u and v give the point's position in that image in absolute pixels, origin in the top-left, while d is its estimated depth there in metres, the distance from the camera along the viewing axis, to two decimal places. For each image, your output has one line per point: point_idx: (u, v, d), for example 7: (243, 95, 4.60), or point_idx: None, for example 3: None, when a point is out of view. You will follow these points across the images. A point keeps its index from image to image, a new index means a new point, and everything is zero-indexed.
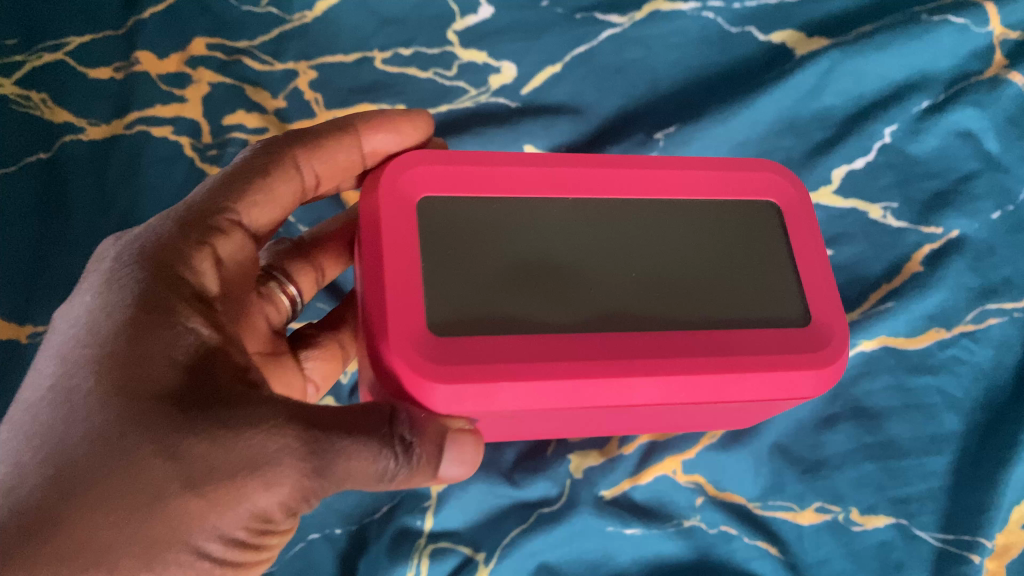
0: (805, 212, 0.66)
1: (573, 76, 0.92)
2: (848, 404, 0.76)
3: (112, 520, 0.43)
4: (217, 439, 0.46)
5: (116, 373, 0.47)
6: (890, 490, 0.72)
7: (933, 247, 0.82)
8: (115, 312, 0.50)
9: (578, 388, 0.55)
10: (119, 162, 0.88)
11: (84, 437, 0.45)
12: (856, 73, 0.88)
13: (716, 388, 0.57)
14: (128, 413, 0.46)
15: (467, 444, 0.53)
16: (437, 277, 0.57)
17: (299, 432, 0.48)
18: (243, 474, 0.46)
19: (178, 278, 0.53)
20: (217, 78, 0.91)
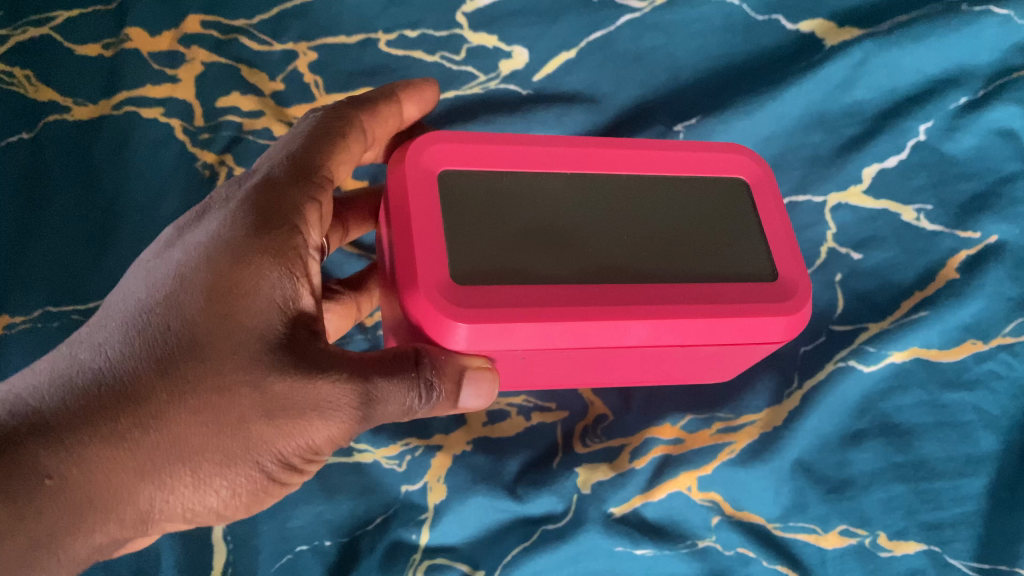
0: (772, 186, 0.65)
1: (588, 64, 0.86)
2: (876, 420, 0.71)
3: (200, 429, 0.52)
4: (298, 383, 0.52)
5: (221, 306, 0.53)
6: (922, 514, 0.67)
7: (970, 253, 0.76)
8: (227, 247, 0.54)
9: (584, 331, 0.56)
10: (106, 144, 0.83)
11: (191, 354, 0.52)
12: (891, 66, 0.82)
13: (695, 331, 0.58)
14: (230, 343, 0.52)
15: (484, 379, 0.56)
16: (458, 233, 0.58)
17: (356, 386, 0.54)
18: (306, 415, 0.53)
19: (289, 225, 0.56)
20: (212, 58, 0.86)
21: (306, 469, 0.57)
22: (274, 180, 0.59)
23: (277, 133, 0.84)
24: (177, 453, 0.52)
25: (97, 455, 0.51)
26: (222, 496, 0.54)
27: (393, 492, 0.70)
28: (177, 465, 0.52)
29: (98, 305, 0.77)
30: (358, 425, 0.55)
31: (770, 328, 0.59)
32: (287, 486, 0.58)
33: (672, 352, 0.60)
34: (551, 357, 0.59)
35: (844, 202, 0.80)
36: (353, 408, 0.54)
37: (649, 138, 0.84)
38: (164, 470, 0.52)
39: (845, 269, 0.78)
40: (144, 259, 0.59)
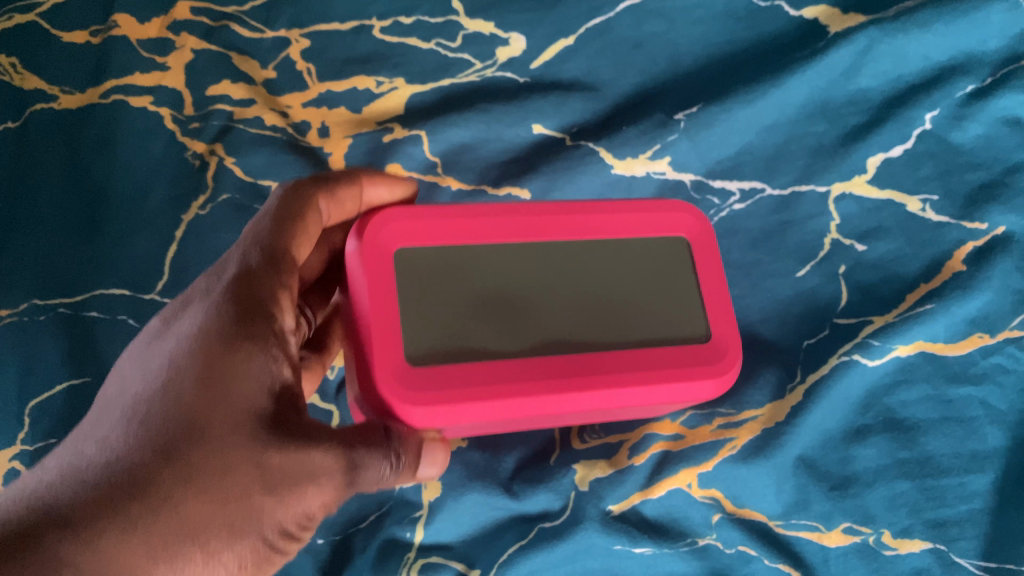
0: (713, 246, 0.64)
1: (587, 50, 0.85)
2: (880, 415, 0.69)
3: (209, 506, 0.46)
4: (298, 452, 0.49)
5: (214, 386, 0.49)
6: (928, 513, 0.65)
7: (977, 245, 0.74)
8: (212, 330, 0.51)
9: (530, 404, 0.56)
10: (93, 134, 0.81)
11: (195, 432, 0.47)
12: (897, 53, 0.80)
13: (629, 398, 0.58)
14: (230, 419, 0.49)
15: (436, 451, 0.58)
16: (412, 312, 0.56)
17: (344, 455, 0.52)
18: (305, 484, 0.50)
19: (266, 312, 0.54)
20: (201, 45, 0.85)
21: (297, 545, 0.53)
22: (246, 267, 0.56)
23: (268, 122, 0.82)
24: (187, 533, 0.45)
25: (113, 544, 0.43)
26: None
27: (386, 489, 0.69)
28: (189, 546, 0.45)
29: (86, 298, 0.75)
30: (343, 491, 0.53)
31: (699, 390, 0.60)
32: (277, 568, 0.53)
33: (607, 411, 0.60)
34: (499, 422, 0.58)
35: (848, 192, 0.78)
36: (340, 476, 0.51)
37: (649, 127, 0.81)
38: (176, 550, 0.45)
39: (849, 262, 0.76)
40: (121, 357, 0.54)
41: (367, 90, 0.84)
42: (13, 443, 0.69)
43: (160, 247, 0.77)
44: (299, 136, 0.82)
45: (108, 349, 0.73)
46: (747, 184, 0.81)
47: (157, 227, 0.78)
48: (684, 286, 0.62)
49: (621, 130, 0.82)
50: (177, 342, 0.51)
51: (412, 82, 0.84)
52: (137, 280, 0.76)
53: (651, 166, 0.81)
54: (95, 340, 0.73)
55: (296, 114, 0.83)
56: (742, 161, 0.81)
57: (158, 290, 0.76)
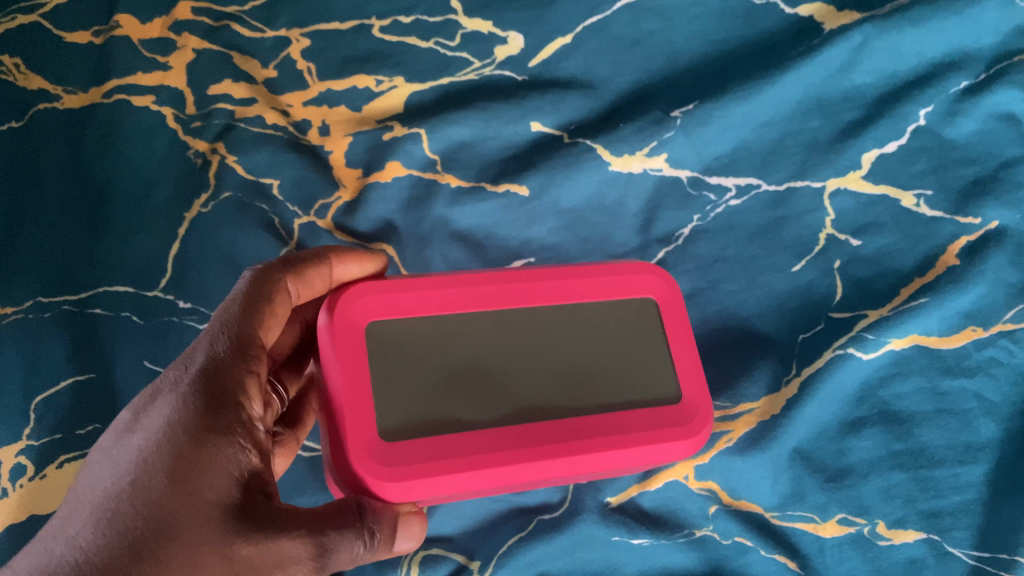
0: (680, 307, 0.65)
1: (584, 48, 0.86)
2: (875, 408, 0.70)
3: None
4: (268, 544, 0.48)
5: (183, 482, 0.48)
6: (922, 503, 0.66)
7: (971, 239, 0.75)
8: (180, 423, 0.50)
9: (507, 473, 0.55)
10: (97, 132, 0.82)
11: (164, 530, 0.46)
12: (892, 49, 0.82)
13: (607, 462, 0.57)
14: (198, 515, 0.47)
15: (416, 523, 0.56)
16: (384, 387, 0.56)
17: (314, 540, 0.50)
18: (275, 574, 0.48)
19: (233, 402, 0.53)
20: (203, 44, 0.86)
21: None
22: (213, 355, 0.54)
23: (269, 121, 0.83)
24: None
25: None
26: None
27: None
28: None
29: (91, 296, 0.76)
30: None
31: (675, 450, 0.59)
32: None
33: (587, 474, 0.60)
34: (479, 492, 0.57)
35: (843, 187, 0.79)
36: (311, 564, 0.49)
37: (645, 125, 0.82)
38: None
39: (844, 257, 0.77)
40: (88, 457, 0.52)
41: (367, 88, 0.85)
42: (18, 439, 0.69)
43: (163, 245, 0.78)
44: (301, 134, 0.84)
45: (113, 346, 0.74)
46: (743, 180, 0.81)
47: (160, 226, 0.79)
48: (653, 348, 0.63)
49: (618, 127, 0.82)
50: (145, 440, 0.50)
51: (412, 80, 0.85)
52: (140, 277, 0.77)
53: (649, 163, 0.81)
54: (100, 337, 0.75)
55: (297, 112, 0.84)
56: (739, 157, 0.82)
57: (161, 287, 0.77)
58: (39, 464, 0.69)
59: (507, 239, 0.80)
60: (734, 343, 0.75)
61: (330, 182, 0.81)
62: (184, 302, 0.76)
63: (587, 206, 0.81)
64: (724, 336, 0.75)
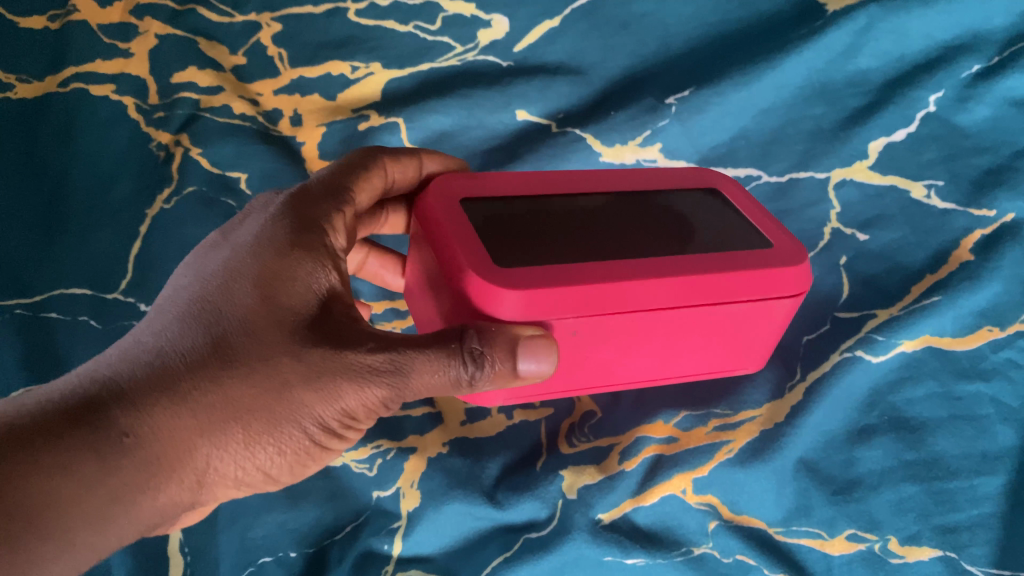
0: (741, 194, 0.64)
1: (573, 31, 0.78)
2: (885, 414, 0.65)
3: (249, 392, 0.47)
4: (348, 352, 0.49)
5: (264, 288, 0.50)
6: (936, 518, 0.61)
7: (985, 233, 0.69)
8: (270, 243, 0.53)
9: (624, 291, 0.51)
10: (51, 124, 0.76)
11: (243, 329, 0.49)
12: (898, 32, 0.74)
13: (718, 290, 0.54)
14: (275, 319, 0.49)
15: (542, 344, 0.50)
16: (490, 234, 0.55)
17: (386, 355, 0.49)
18: (345, 380, 0.48)
19: (317, 230, 0.55)
20: (167, 29, 0.80)
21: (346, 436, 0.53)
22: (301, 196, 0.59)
23: (237, 110, 0.79)
24: (230, 412, 0.47)
25: (161, 417, 0.46)
26: (270, 463, 0.50)
27: (363, 497, 0.66)
28: (229, 426, 0.47)
29: (45, 300, 0.72)
30: (394, 395, 0.50)
31: (780, 278, 0.55)
32: (320, 462, 0.54)
33: (705, 317, 0.55)
34: (595, 333, 0.53)
35: (848, 178, 0.75)
36: (387, 375, 0.49)
37: (637, 113, 0.77)
38: (217, 429, 0.47)
39: (851, 252, 0.73)
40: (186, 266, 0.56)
41: (342, 74, 0.80)
42: None
43: (125, 245, 0.74)
44: (271, 124, 0.80)
45: (68, 350, 0.71)
46: (742, 171, 0.78)
47: (121, 224, 0.75)
48: (731, 219, 0.62)
49: (608, 117, 0.78)
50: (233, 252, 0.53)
51: (389, 66, 0.80)
52: (97, 278, 0.73)
53: (641, 154, 0.78)
54: (56, 342, 0.71)
55: (268, 101, 0.80)
56: (738, 146, 0.78)
57: (121, 289, 0.73)
58: None
59: None
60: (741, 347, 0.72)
61: (302, 174, 0.78)
62: (147, 306, 0.73)
63: None
64: None
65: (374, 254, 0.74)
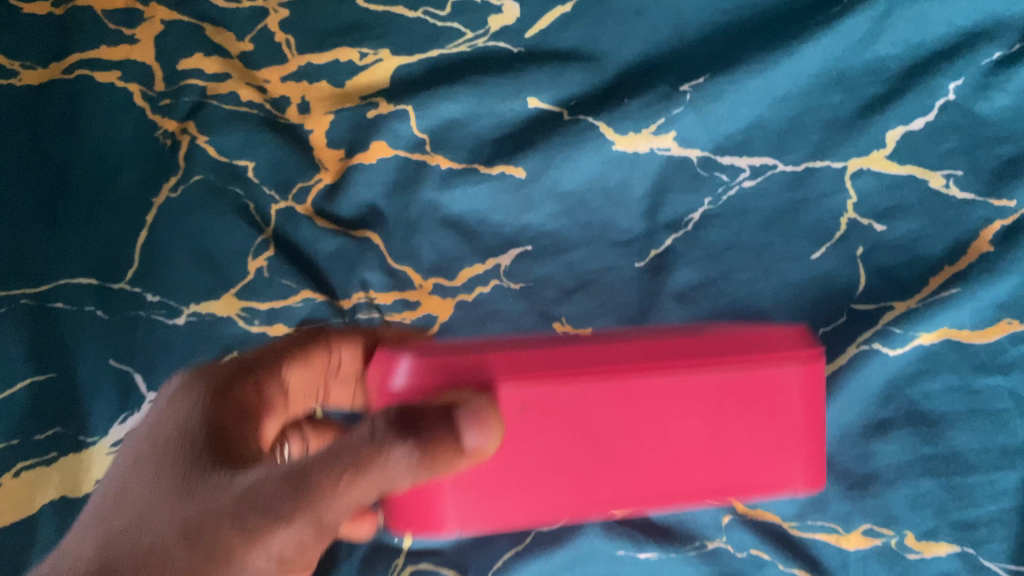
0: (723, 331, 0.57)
1: (586, 18, 0.78)
2: (902, 408, 0.64)
3: (150, 564, 0.42)
4: (242, 486, 0.43)
5: (165, 459, 0.47)
6: (954, 514, 0.61)
7: (1005, 224, 0.68)
8: (162, 437, 0.48)
9: (576, 352, 0.48)
10: (57, 111, 0.76)
11: (130, 559, 0.43)
12: (917, 19, 0.73)
13: (694, 431, 0.48)
14: (163, 520, 0.44)
15: (484, 412, 0.43)
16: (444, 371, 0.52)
17: (288, 475, 0.42)
18: (250, 520, 0.41)
19: (228, 393, 0.52)
20: (174, 16, 0.80)
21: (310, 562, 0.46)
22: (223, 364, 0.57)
23: (244, 98, 0.77)
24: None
25: None
26: None
27: None
28: None
29: (50, 290, 0.72)
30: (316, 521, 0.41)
31: (770, 337, 0.50)
32: None
33: (698, 402, 0.48)
34: (567, 410, 0.46)
35: (866, 168, 0.72)
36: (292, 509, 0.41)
37: (651, 100, 0.74)
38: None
39: (867, 243, 0.71)
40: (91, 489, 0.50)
41: (350, 61, 0.78)
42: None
43: (127, 233, 0.74)
44: (279, 112, 0.78)
45: (75, 344, 0.70)
46: (758, 160, 0.74)
47: (124, 213, 0.74)
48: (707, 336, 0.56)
49: (622, 104, 0.75)
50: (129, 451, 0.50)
51: (398, 54, 0.79)
52: (104, 268, 0.73)
53: (655, 142, 0.74)
54: (62, 336, 0.70)
55: (275, 88, 0.78)
56: (754, 135, 0.74)
57: (127, 279, 0.73)
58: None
59: (502, 225, 0.74)
60: None
61: (311, 164, 0.76)
62: (153, 295, 0.72)
63: (589, 189, 0.74)
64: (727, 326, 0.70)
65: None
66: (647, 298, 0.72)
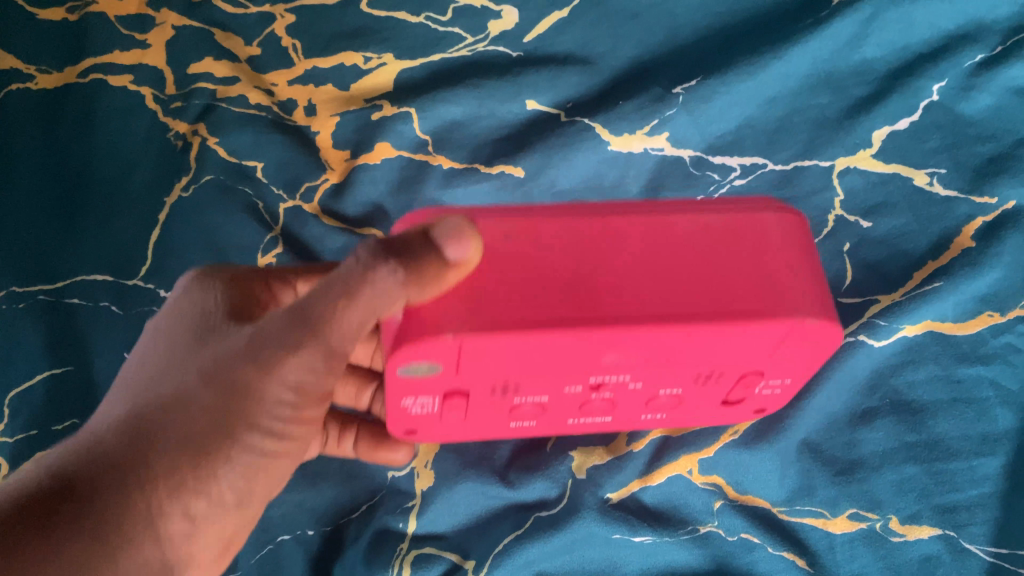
0: None
1: (582, 22, 0.81)
2: (887, 397, 0.67)
3: (179, 402, 0.47)
4: (253, 334, 0.49)
5: (185, 330, 0.53)
6: (936, 497, 0.63)
7: (986, 220, 0.71)
8: (179, 313, 0.55)
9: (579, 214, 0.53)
10: (72, 114, 0.79)
11: (158, 397, 0.48)
12: (904, 20, 0.77)
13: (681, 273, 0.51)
14: (185, 366, 0.50)
15: (462, 227, 0.47)
16: None
17: (293, 308, 0.48)
18: (265, 352, 0.47)
19: (240, 297, 0.58)
20: (184, 21, 0.82)
21: (306, 423, 0.51)
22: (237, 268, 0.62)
23: (253, 100, 0.80)
24: (152, 438, 0.46)
25: (104, 492, 0.45)
26: (232, 488, 0.48)
27: (379, 477, 0.67)
28: (177, 462, 0.46)
29: (67, 284, 0.73)
30: (322, 345, 0.47)
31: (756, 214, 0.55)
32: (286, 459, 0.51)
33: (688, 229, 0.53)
34: (563, 241, 0.52)
35: (853, 166, 0.75)
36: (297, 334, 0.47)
37: (647, 103, 0.77)
38: (147, 459, 0.46)
39: (853, 239, 0.73)
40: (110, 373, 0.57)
41: (355, 65, 0.81)
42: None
43: (140, 229, 0.75)
44: (286, 114, 0.80)
45: (94, 336, 0.71)
46: (748, 159, 0.77)
47: (137, 210, 0.76)
48: None
49: (617, 106, 0.78)
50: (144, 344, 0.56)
51: (401, 57, 0.82)
52: (119, 264, 0.74)
53: (649, 143, 0.77)
54: (78, 327, 0.71)
55: (282, 91, 0.81)
56: (744, 134, 0.77)
57: (141, 275, 0.74)
58: (14, 461, 0.66)
59: None
60: None
61: (318, 164, 0.78)
62: (167, 291, 0.73)
63: (584, 188, 0.77)
64: None
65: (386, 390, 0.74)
66: None
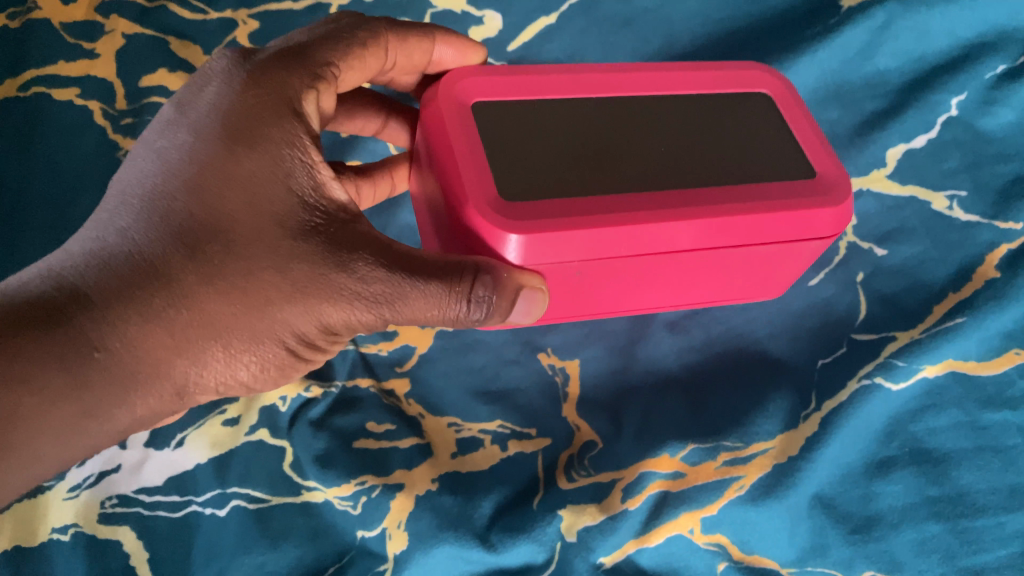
0: (795, 102, 0.62)
1: (571, 29, 0.75)
2: (906, 445, 0.61)
3: (231, 290, 0.48)
4: (334, 271, 0.50)
5: (252, 164, 0.50)
6: (962, 559, 0.57)
7: (1011, 247, 0.65)
8: (244, 130, 0.51)
9: (637, 235, 0.51)
10: (12, 130, 0.72)
11: (218, 253, 0.48)
12: (918, 28, 0.72)
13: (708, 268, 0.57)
14: (254, 237, 0.49)
15: (536, 301, 0.52)
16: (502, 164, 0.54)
17: (384, 280, 0.50)
18: (330, 296, 0.50)
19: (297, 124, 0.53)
20: (135, 28, 0.76)
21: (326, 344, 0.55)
22: (303, 76, 0.55)
23: None
24: (211, 330, 0.49)
25: (139, 330, 0.47)
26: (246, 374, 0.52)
27: (347, 536, 0.60)
28: (210, 341, 0.49)
29: None
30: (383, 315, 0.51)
31: (814, 222, 0.55)
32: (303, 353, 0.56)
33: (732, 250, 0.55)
34: (609, 272, 0.54)
35: (866, 188, 0.70)
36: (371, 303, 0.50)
37: None
38: (199, 347, 0.49)
39: (867, 268, 0.68)
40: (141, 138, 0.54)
41: None
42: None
43: None
44: None
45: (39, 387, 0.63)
46: None
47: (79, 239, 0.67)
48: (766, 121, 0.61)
49: None
50: (220, 136, 0.51)
51: None
52: None
53: None
54: None
55: None
56: None
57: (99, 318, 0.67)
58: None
59: None
60: (750, 368, 0.66)
61: None
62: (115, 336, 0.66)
63: None
64: (724, 358, 0.67)
65: (393, 118, 0.72)
66: (637, 327, 0.69)
